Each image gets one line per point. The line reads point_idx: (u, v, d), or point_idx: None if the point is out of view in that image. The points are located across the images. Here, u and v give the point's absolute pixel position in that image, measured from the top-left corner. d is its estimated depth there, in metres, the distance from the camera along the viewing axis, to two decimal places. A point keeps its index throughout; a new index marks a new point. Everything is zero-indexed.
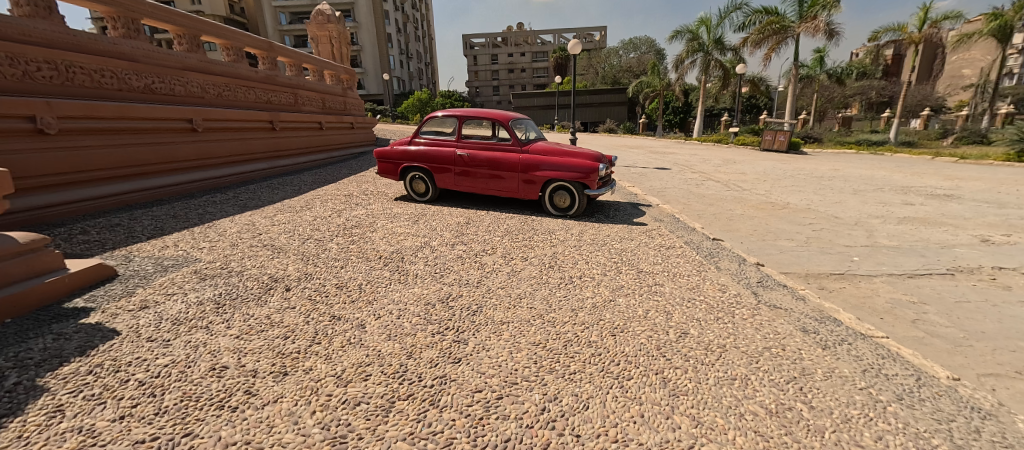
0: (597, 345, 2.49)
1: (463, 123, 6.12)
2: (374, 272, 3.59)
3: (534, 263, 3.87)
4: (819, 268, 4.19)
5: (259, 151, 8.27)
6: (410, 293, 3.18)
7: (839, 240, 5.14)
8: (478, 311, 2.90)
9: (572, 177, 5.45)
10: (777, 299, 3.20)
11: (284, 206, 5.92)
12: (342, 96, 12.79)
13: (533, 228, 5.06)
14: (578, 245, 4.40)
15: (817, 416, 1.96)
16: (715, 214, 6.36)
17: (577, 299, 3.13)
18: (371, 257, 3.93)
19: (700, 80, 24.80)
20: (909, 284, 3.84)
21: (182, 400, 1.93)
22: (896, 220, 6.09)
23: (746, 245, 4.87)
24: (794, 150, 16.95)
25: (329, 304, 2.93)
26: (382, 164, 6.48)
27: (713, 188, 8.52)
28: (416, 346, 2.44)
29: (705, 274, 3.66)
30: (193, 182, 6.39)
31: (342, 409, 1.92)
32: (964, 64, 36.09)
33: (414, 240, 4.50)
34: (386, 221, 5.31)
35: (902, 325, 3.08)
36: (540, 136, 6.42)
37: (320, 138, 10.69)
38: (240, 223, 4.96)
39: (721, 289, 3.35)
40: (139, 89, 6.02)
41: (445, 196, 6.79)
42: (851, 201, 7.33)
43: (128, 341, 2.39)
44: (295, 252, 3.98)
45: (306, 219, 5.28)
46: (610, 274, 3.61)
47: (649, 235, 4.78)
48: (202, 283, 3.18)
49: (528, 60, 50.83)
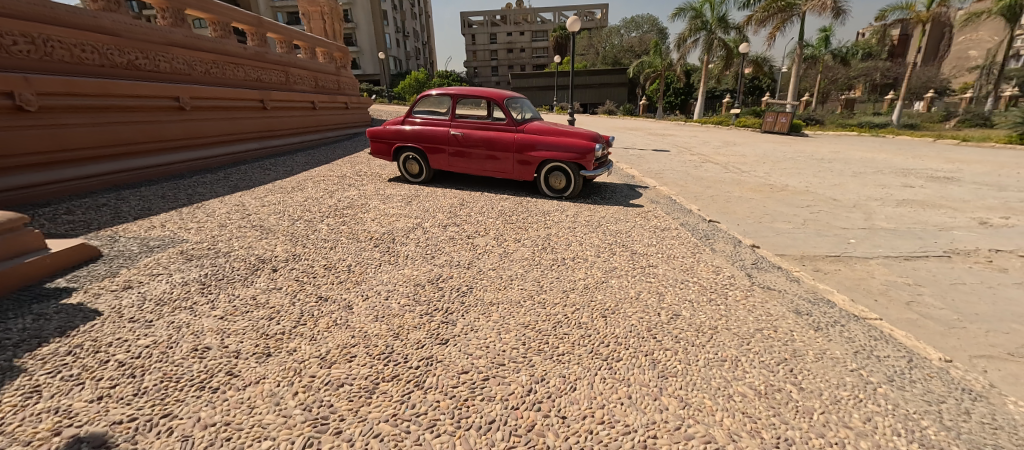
0: (588, 326, 2.46)
1: (458, 102, 5.98)
2: (365, 253, 3.53)
3: (527, 244, 3.82)
4: (815, 251, 4.14)
5: (251, 131, 8.14)
6: (400, 274, 3.14)
7: (836, 223, 5.09)
8: (467, 292, 2.87)
9: (567, 158, 5.36)
10: (770, 280, 3.17)
11: (276, 187, 5.84)
12: (336, 75, 12.52)
13: (527, 209, 4.99)
14: (572, 227, 4.34)
15: (806, 397, 1.94)
16: (712, 197, 6.28)
17: (569, 280, 3.09)
18: (362, 238, 3.88)
19: (702, 60, 24.39)
20: (905, 267, 3.80)
21: (162, 381, 1.90)
22: (895, 202, 6.03)
23: (742, 227, 4.82)
24: (795, 132, 16.76)
25: (317, 285, 2.89)
26: (375, 144, 6.36)
27: (712, 170, 8.43)
28: (403, 327, 2.40)
29: (700, 256, 3.62)
30: (182, 162, 6.31)
31: (325, 390, 1.89)
32: (971, 45, 35.49)
33: (407, 222, 4.44)
34: (379, 202, 5.24)
35: (897, 307, 3.05)
36: (536, 116, 6.29)
37: (313, 118, 10.51)
38: (230, 204, 4.89)
39: (715, 270, 3.31)
40: (122, 65, 5.86)
41: (440, 177, 6.70)
42: (850, 183, 7.25)
43: (109, 321, 2.35)
44: (285, 233, 3.92)
45: (297, 200, 5.20)
46: (604, 256, 3.57)
47: (644, 217, 4.72)
48: (188, 264, 3.12)
49: (527, 39, 49.89)
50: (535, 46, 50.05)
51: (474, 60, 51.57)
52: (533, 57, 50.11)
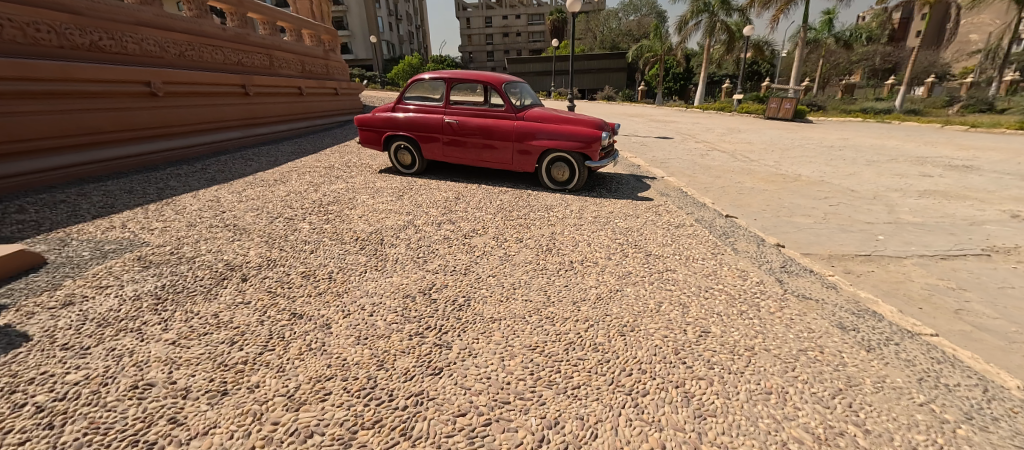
0: (605, 349, 2.11)
1: (452, 87, 5.53)
2: (348, 257, 3.15)
3: (530, 245, 3.46)
4: (842, 249, 3.80)
5: (232, 118, 7.68)
6: (388, 282, 2.76)
7: (860, 216, 4.75)
8: (464, 306, 2.50)
9: (571, 147, 4.96)
10: (804, 286, 2.83)
11: (256, 180, 5.41)
12: (324, 59, 11.95)
13: (528, 204, 4.61)
14: (578, 224, 3.97)
15: (875, 443, 1.60)
16: (723, 188, 5.92)
17: (578, 289, 2.73)
18: (347, 239, 3.49)
19: (703, 44, 23.78)
20: (943, 267, 3.46)
21: (86, 434, 1.54)
22: (917, 193, 5.70)
23: (760, 222, 4.47)
24: (799, 118, 16.37)
25: (291, 298, 2.51)
26: (364, 132, 5.94)
27: (719, 159, 8.06)
28: (389, 352, 2.05)
29: (721, 257, 3.27)
30: (155, 153, 5.88)
31: (288, 444, 1.53)
32: (973, 29, 35.01)
33: (397, 219, 4.04)
34: (368, 196, 4.84)
35: (945, 316, 2.72)
36: (536, 102, 5.86)
37: (299, 105, 10.00)
38: (204, 199, 4.48)
39: (742, 276, 2.96)
40: (84, 47, 5.40)
41: (433, 168, 6.30)
42: (866, 172, 6.91)
43: (37, 349, 1.98)
44: (261, 233, 3.53)
45: (278, 194, 4.79)
46: (615, 259, 3.21)
47: (655, 212, 4.35)
48: (145, 273, 2.74)
49: (524, 23, 48.77)
50: (531, 31, 49.01)
51: (469, 45, 50.45)
52: (529, 41, 49.06)
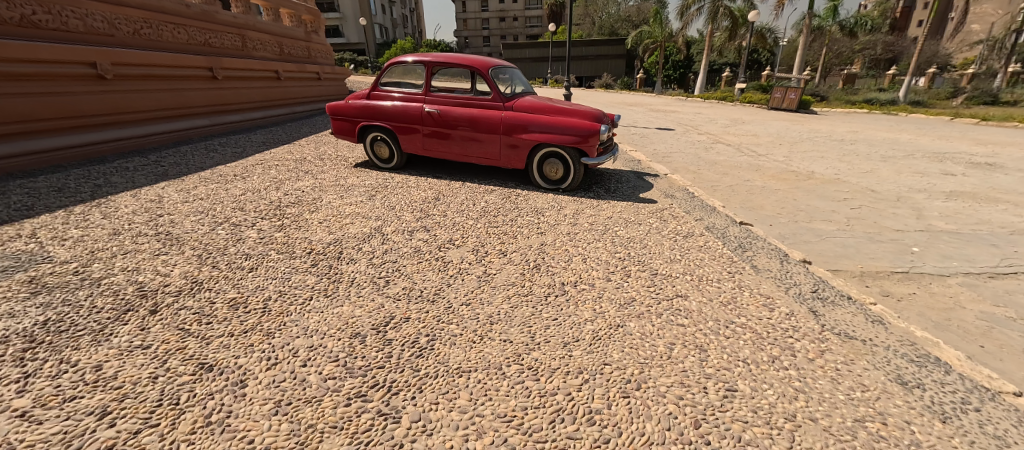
0: (603, 422, 1.61)
1: (434, 72, 4.94)
2: (294, 278, 2.60)
3: (514, 261, 2.93)
4: (875, 265, 3.31)
5: (197, 104, 7.05)
6: (336, 314, 2.23)
7: (886, 222, 4.26)
8: (426, 350, 1.98)
9: (565, 141, 4.40)
10: (845, 319, 2.33)
11: (213, 175, 4.83)
12: (305, 41, 11.21)
13: (516, 206, 4.08)
14: (572, 232, 3.45)
15: None
16: (732, 187, 5.40)
17: (570, 324, 2.21)
18: (298, 253, 2.94)
19: (705, 31, 23.03)
20: (996, 289, 2.97)
21: None
22: (943, 194, 5.21)
23: (777, 230, 3.97)
24: (803, 109, 15.83)
25: (206, 340, 1.98)
26: (337, 121, 5.35)
27: (725, 153, 7.53)
28: (315, 428, 1.53)
29: (740, 278, 2.76)
30: (103, 143, 5.28)
31: None
32: (975, 19, 34.47)
33: (363, 225, 3.49)
34: (335, 195, 4.28)
35: (1017, 359, 2.22)
36: (528, 90, 5.28)
37: (276, 90, 9.33)
38: (143, 199, 3.90)
39: (767, 305, 2.45)
40: (12, 22, 4.76)
41: (414, 162, 5.73)
42: (883, 170, 6.41)
43: None
44: (197, 244, 2.98)
45: (232, 193, 4.21)
46: (615, 280, 2.69)
47: (659, 218, 3.83)
48: (28, 302, 2.19)
49: (520, 8, 47.48)
50: (528, 15, 47.72)
51: (464, 30, 49.16)
52: (525, 26, 47.89)
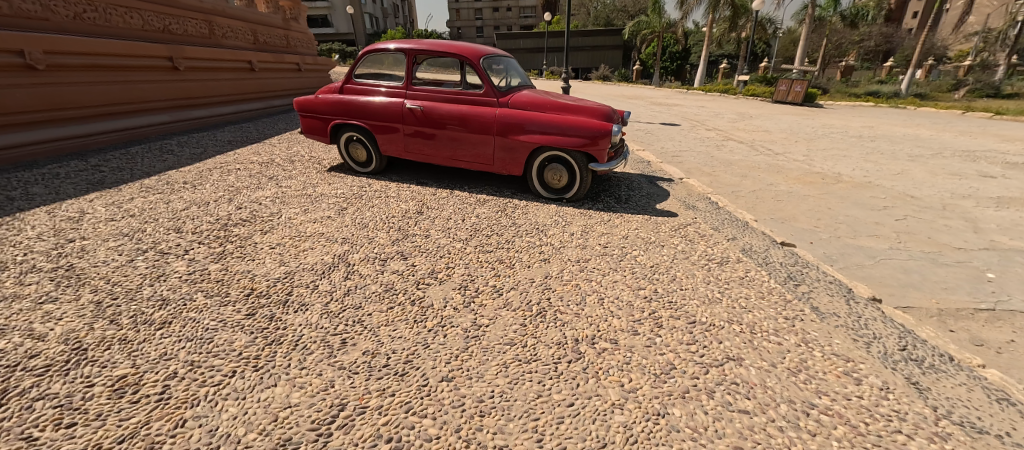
0: None
1: (417, 62, 4.25)
2: (218, 337, 1.94)
3: (512, 304, 2.29)
4: (951, 299, 2.71)
5: (155, 98, 6.29)
6: (262, 404, 1.57)
7: (942, 237, 3.68)
8: None
9: (570, 144, 3.75)
10: (961, 398, 1.72)
11: (159, 183, 4.13)
12: (283, 29, 10.39)
13: (513, 222, 3.43)
14: (582, 259, 2.81)
15: None
16: (756, 193, 4.78)
17: (593, 416, 1.58)
18: (235, 295, 2.28)
19: (705, 21, 22.27)
20: None
21: None
22: (992, 201, 4.65)
23: (821, 250, 3.36)
24: (808, 102, 15.22)
25: None
26: (306, 119, 4.66)
27: (739, 151, 6.92)
28: None
29: (804, 328, 2.15)
30: (35, 145, 4.56)
31: None
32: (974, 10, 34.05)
33: (325, 251, 2.83)
34: (298, 208, 3.61)
35: None
36: (525, 83, 4.61)
37: (250, 82, 8.56)
38: (60, 216, 3.21)
39: (852, 373, 1.84)
40: None
41: (396, 166, 5.06)
42: (916, 171, 5.84)
43: None
44: (103, 284, 2.31)
45: (174, 206, 3.53)
46: (645, 333, 2.07)
47: (685, 237, 3.21)
48: None
49: None
50: (522, 5, 46.58)
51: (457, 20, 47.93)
52: (519, 16, 46.81)
